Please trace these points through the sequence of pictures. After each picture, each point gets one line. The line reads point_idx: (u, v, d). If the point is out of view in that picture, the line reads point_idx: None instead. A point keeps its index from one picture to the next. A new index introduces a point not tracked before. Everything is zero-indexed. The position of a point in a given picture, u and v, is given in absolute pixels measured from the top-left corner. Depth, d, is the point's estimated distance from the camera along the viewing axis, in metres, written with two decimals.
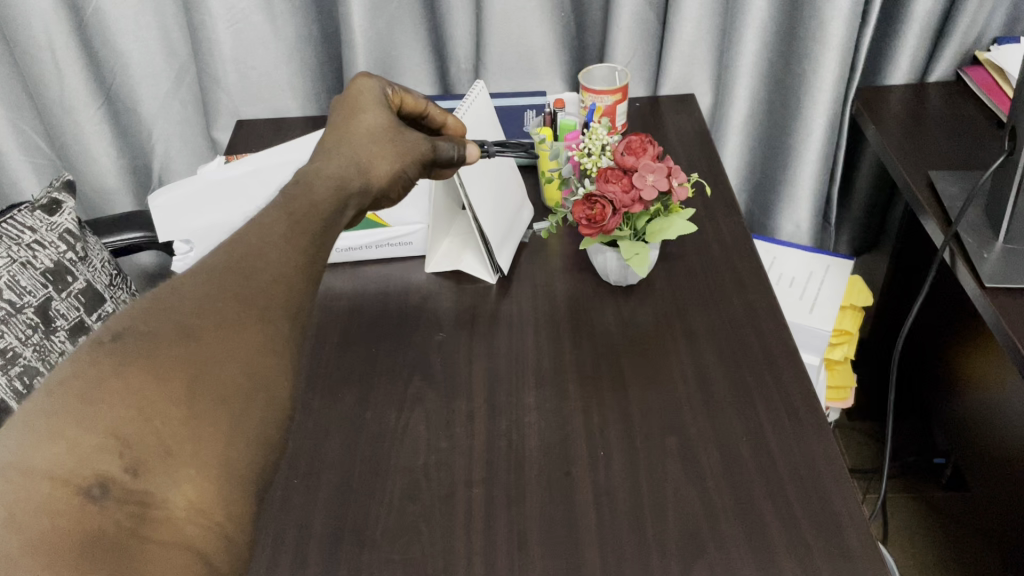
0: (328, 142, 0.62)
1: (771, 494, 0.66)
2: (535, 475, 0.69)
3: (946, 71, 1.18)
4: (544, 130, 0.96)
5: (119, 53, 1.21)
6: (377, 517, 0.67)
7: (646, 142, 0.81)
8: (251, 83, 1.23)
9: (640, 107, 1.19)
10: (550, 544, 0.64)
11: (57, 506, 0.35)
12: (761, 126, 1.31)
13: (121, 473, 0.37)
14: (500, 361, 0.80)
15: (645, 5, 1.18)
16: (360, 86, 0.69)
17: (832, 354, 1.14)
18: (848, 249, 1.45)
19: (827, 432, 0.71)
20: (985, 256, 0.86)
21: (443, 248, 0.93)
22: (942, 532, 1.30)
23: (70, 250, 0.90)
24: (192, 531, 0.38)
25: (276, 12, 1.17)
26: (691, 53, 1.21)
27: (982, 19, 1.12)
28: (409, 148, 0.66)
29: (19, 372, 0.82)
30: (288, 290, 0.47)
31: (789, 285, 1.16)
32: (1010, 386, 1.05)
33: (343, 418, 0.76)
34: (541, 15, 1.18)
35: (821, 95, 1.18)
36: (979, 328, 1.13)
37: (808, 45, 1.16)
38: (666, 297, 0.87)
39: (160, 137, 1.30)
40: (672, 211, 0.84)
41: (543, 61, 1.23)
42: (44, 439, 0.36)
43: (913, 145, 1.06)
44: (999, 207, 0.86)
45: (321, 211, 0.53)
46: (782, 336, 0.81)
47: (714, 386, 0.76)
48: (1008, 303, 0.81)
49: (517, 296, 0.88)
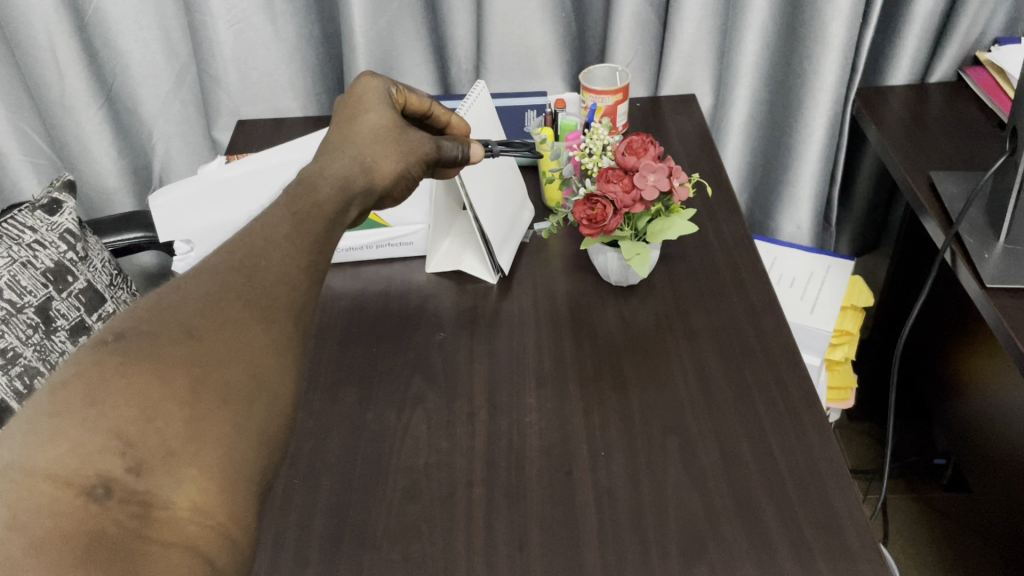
0: (333, 142, 0.62)
1: (772, 494, 0.66)
2: (535, 474, 0.69)
3: (947, 71, 1.18)
4: (545, 131, 0.96)
5: (120, 53, 1.21)
6: (377, 517, 0.67)
7: (647, 142, 0.81)
8: (252, 83, 1.23)
9: (640, 107, 1.18)
10: (550, 544, 0.64)
11: (59, 506, 0.35)
12: (761, 126, 1.31)
13: (123, 473, 0.37)
14: (501, 360, 0.80)
15: (645, 5, 1.18)
16: (364, 86, 0.69)
17: (832, 355, 1.14)
18: (848, 249, 1.45)
19: (828, 431, 0.71)
20: (985, 257, 0.86)
21: (444, 248, 0.93)
22: (943, 533, 1.30)
23: (70, 249, 0.90)
24: (195, 532, 0.37)
25: (277, 12, 1.17)
26: (691, 53, 1.21)
27: (982, 19, 1.12)
28: (413, 147, 0.66)
29: (19, 372, 0.82)
30: (292, 290, 0.47)
31: (789, 286, 1.16)
32: (1011, 387, 1.05)
33: (344, 418, 0.76)
34: (541, 15, 1.18)
35: (822, 95, 1.18)
36: (980, 328, 1.13)
37: (808, 45, 1.16)
38: (667, 298, 0.87)
39: (161, 137, 1.30)
40: (673, 211, 0.84)
41: (543, 61, 1.23)
42: (46, 439, 0.36)
43: (914, 146, 1.06)
44: (1000, 207, 0.86)
45: (325, 211, 0.53)
46: (783, 336, 0.81)
47: (714, 386, 0.76)
48: (1009, 303, 0.81)
49: (517, 296, 0.88)
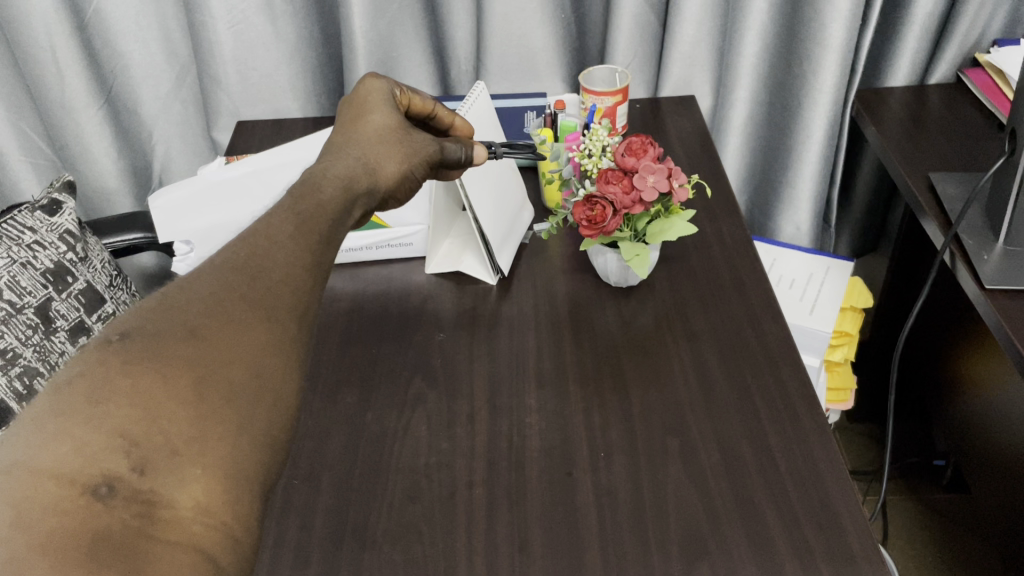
0: (337, 142, 0.62)
1: (772, 494, 0.66)
2: (536, 475, 0.69)
3: (946, 73, 1.18)
4: (545, 131, 0.96)
5: (120, 53, 1.21)
6: (378, 518, 0.67)
7: (647, 143, 0.81)
8: (252, 84, 1.23)
9: (640, 108, 1.19)
10: (551, 544, 0.64)
11: (64, 505, 0.35)
12: (762, 127, 1.31)
13: (128, 472, 0.37)
14: (501, 361, 0.80)
15: (645, 6, 1.18)
16: (368, 87, 0.69)
17: (832, 355, 1.14)
18: (848, 250, 1.46)
19: (828, 432, 0.71)
20: (985, 257, 0.86)
21: (444, 249, 0.93)
22: (943, 534, 1.30)
23: (70, 250, 0.90)
24: (199, 531, 0.37)
25: (277, 13, 1.17)
26: (691, 54, 1.21)
27: (982, 21, 1.12)
28: (417, 148, 0.66)
29: (19, 372, 0.82)
30: (295, 290, 0.47)
31: (789, 287, 1.16)
32: (1010, 387, 1.05)
33: (344, 418, 0.76)
34: (541, 16, 1.18)
35: (822, 96, 1.19)
36: (980, 330, 1.13)
37: (808, 47, 1.16)
38: (667, 298, 0.87)
39: (161, 138, 1.30)
40: (673, 212, 0.84)
41: (543, 62, 1.23)
42: (51, 438, 0.36)
43: (914, 147, 1.06)
44: (1000, 209, 0.86)
45: (328, 211, 0.53)
46: (783, 337, 0.81)
47: (715, 387, 0.76)
48: (1009, 304, 0.81)
49: (517, 296, 0.88)
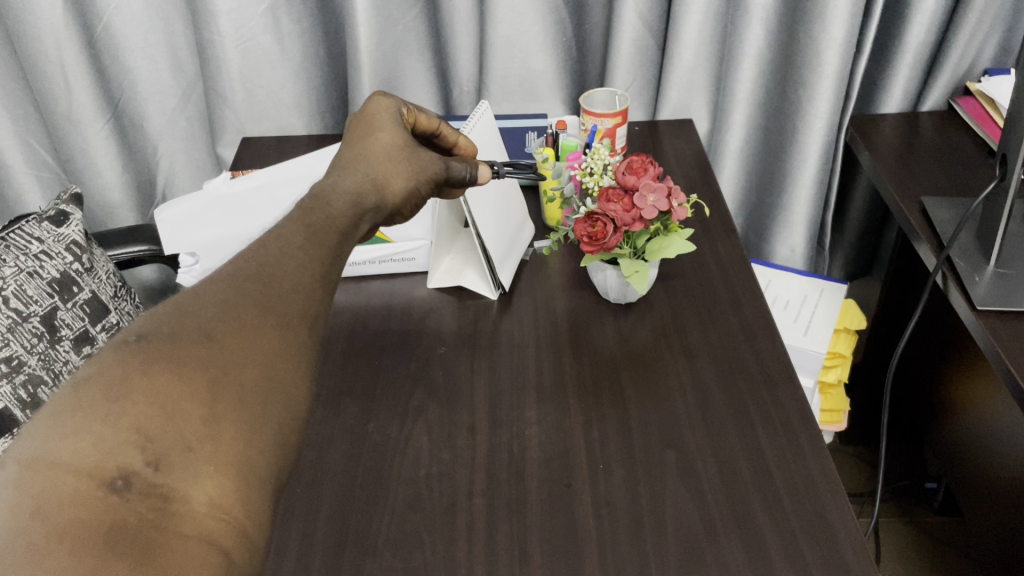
0: (344, 158, 0.64)
1: (769, 509, 0.67)
2: (535, 486, 0.70)
3: (937, 101, 1.21)
4: (547, 150, 0.99)
5: (126, 69, 1.23)
6: (379, 527, 0.67)
7: (647, 162, 0.82)
8: (259, 101, 1.25)
9: (639, 130, 1.21)
10: (550, 554, 0.65)
11: (79, 497, 0.35)
12: (758, 151, 1.34)
13: (143, 467, 0.37)
14: (502, 374, 0.81)
15: (646, 32, 1.21)
16: (376, 105, 0.70)
17: (827, 377, 1.15)
18: (841, 272, 1.48)
19: (823, 448, 0.72)
20: (976, 279, 0.88)
21: (445, 265, 0.95)
22: (937, 557, 1.30)
23: (76, 261, 0.91)
24: (211, 526, 0.38)
25: (284, 32, 1.20)
26: (690, 78, 1.24)
27: (973, 50, 1.15)
28: (423, 166, 0.68)
29: (23, 379, 0.82)
30: (305, 299, 0.48)
31: (783, 308, 1.18)
32: (1005, 411, 1.06)
33: (346, 429, 0.76)
34: (543, 40, 1.21)
35: (817, 120, 1.21)
36: (972, 352, 1.15)
37: (805, 75, 1.19)
38: (665, 315, 0.88)
39: (165, 153, 1.32)
40: (672, 230, 0.86)
41: (544, 84, 1.26)
42: (70, 432, 0.37)
43: (908, 172, 1.08)
44: (991, 231, 0.88)
45: (338, 223, 0.55)
46: (778, 354, 0.82)
47: (712, 402, 0.78)
48: (1000, 326, 0.82)
49: (518, 310, 0.90)
